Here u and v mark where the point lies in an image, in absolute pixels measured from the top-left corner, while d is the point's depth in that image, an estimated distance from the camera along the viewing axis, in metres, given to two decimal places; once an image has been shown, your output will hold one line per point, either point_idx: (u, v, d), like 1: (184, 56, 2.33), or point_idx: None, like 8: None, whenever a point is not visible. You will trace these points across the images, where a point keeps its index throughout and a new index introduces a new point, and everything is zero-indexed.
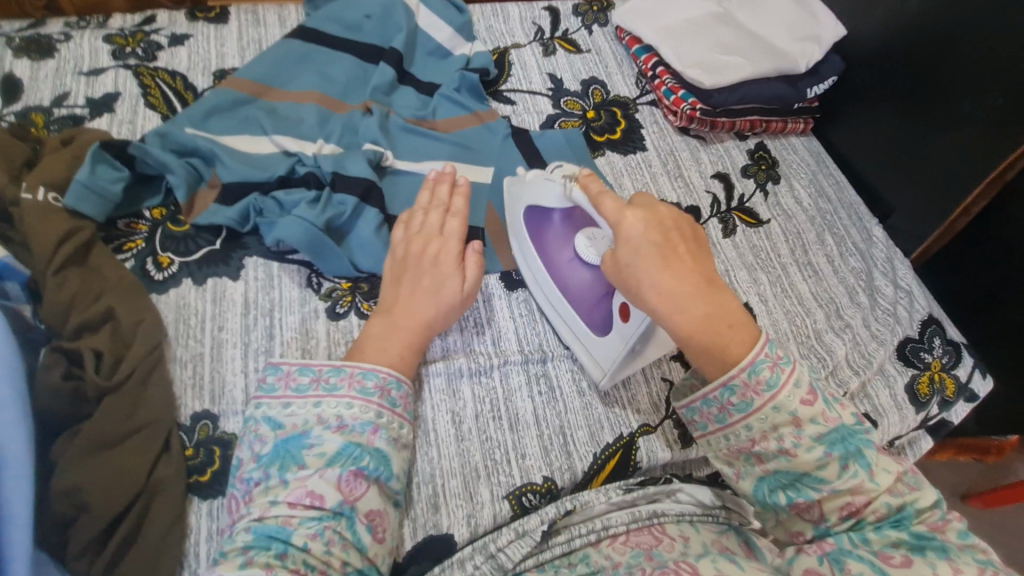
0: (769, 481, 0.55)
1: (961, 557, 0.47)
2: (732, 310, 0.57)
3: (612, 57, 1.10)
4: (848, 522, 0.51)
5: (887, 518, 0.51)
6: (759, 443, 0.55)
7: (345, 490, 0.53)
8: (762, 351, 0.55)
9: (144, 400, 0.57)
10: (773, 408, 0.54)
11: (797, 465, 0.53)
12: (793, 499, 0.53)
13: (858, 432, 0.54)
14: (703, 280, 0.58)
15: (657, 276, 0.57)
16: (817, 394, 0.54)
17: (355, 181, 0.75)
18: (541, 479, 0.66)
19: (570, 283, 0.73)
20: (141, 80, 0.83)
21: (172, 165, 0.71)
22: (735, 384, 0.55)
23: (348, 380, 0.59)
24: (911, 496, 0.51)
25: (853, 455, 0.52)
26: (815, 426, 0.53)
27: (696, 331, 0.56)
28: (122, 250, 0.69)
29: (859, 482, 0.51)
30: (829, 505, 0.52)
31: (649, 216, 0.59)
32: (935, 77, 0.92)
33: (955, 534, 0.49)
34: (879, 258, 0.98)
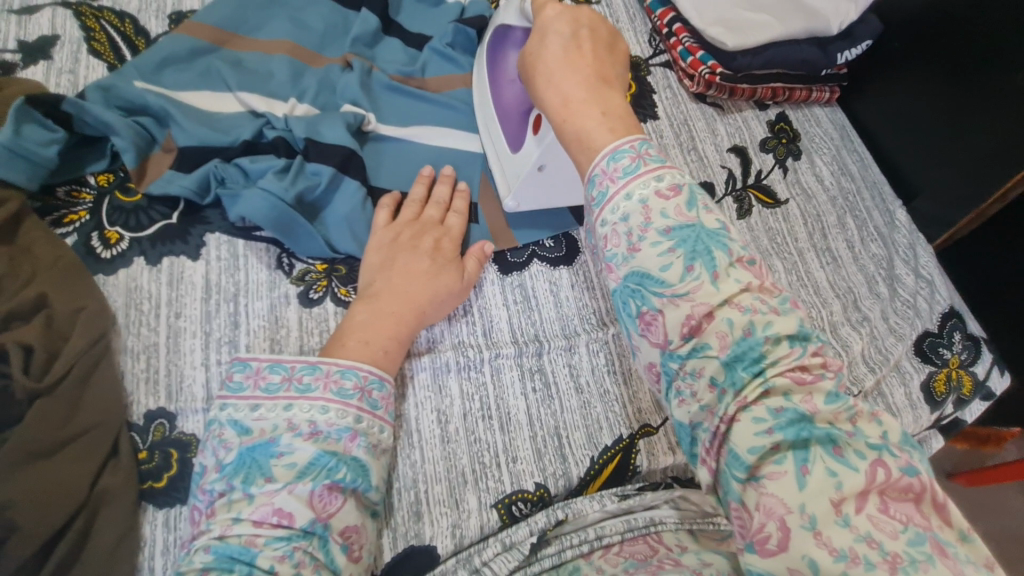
0: (621, 293, 0.46)
1: (849, 450, 0.38)
2: (614, 104, 0.52)
3: (624, 11, 0.99)
4: (690, 344, 0.42)
5: (734, 345, 0.41)
6: (609, 241, 0.46)
7: (319, 506, 0.47)
8: (630, 142, 0.48)
9: (85, 400, 0.50)
10: (625, 196, 0.46)
11: (641, 262, 0.44)
12: (639, 311, 0.44)
13: (720, 236, 0.45)
14: (596, 77, 0.54)
15: (552, 62, 0.56)
16: (681, 191, 0.46)
17: (332, 149, 0.66)
18: (533, 487, 0.61)
19: (503, 98, 0.71)
20: (83, 22, 0.71)
21: (116, 124, 0.61)
22: (596, 174, 0.48)
23: (323, 380, 0.53)
24: (767, 318, 0.42)
25: (701, 255, 0.43)
26: (664, 219, 0.45)
27: (570, 113, 0.53)
28: (62, 223, 0.61)
29: (699, 284, 0.42)
30: (671, 317, 0.43)
31: (566, 12, 0.58)
32: (985, 50, 0.82)
33: (823, 399, 0.40)
34: (902, 244, 0.91)
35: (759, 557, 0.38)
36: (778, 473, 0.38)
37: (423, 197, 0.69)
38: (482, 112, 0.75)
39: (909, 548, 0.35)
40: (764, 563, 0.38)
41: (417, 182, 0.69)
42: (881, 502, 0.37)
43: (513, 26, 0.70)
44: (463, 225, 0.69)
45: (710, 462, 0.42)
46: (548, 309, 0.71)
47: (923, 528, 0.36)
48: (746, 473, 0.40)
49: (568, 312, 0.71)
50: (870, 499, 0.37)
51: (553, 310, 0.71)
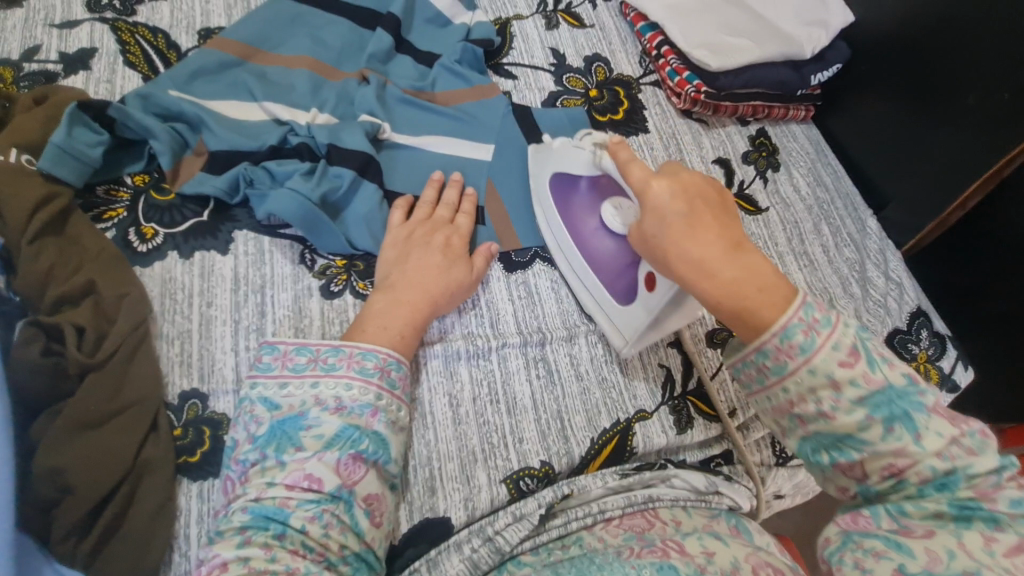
0: (811, 441, 0.50)
1: (1012, 529, 0.41)
2: (764, 275, 0.52)
3: (616, 34, 1.07)
4: (890, 482, 0.46)
5: (934, 479, 0.45)
6: (798, 405, 0.49)
7: (344, 474, 0.52)
8: (797, 314, 0.49)
9: (129, 378, 0.55)
10: (809, 371, 0.48)
11: (837, 428, 0.47)
12: (836, 459, 0.48)
13: (911, 393, 0.47)
14: (732, 244, 0.53)
15: (684, 244, 0.54)
16: (860, 354, 0.47)
17: (352, 154, 0.72)
18: (539, 464, 0.65)
19: (596, 252, 0.73)
20: (119, 36, 0.77)
21: (155, 129, 0.67)
22: (768, 349, 0.49)
23: (347, 360, 0.57)
24: (966, 461, 0.45)
25: (899, 418, 0.46)
26: (857, 389, 0.47)
27: (725, 296, 0.52)
28: (102, 219, 0.65)
29: (903, 446, 0.45)
30: (871, 465, 0.47)
31: (673, 184, 0.56)
32: (943, 70, 0.91)
33: (1008, 504, 0.42)
34: (873, 249, 0.98)
35: (901, 537, 0.43)
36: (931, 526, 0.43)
37: (434, 199, 0.75)
38: (546, 222, 0.79)
39: None
40: (903, 539, 0.43)
41: (428, 185, 0.75)
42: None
43: (580, 177, 0.75)
44: (471, 225, 0.74)
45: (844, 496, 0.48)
46: (550, 304, 0.77)
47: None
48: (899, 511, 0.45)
49: (569, 308, 0.77)
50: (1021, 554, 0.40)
51: (554, 306, 0.77)
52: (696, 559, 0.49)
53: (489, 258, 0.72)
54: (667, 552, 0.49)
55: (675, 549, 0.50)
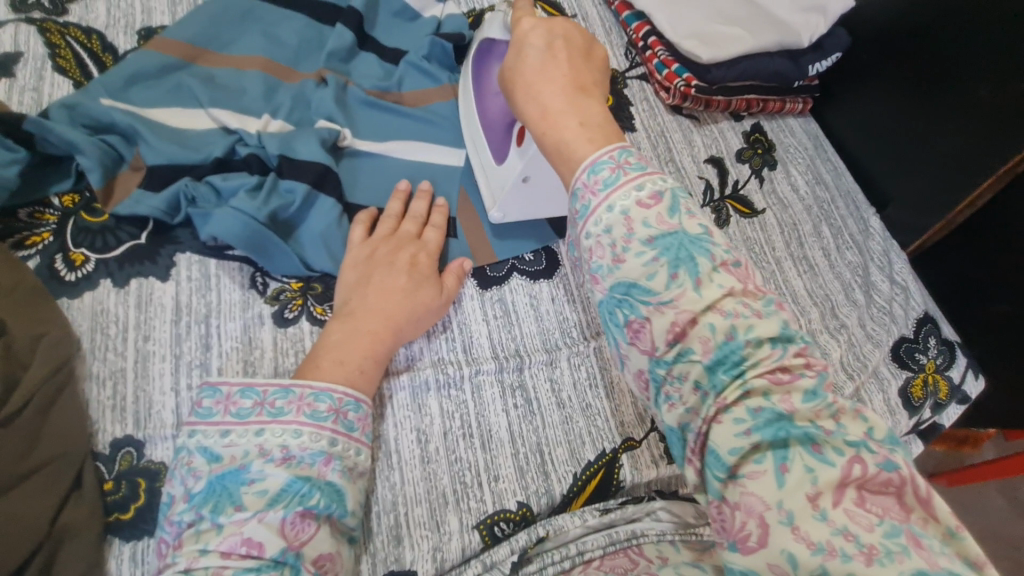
0: (607, 302, 0.45)
1: (828, 447, 0.38)
2: (592, 114, 0.51)
3: (600, 24, 1.00)
4: (676, 349, 0.42)
5: (716, 349, 0.41)
6: (594, 253, 0.46)
7: (291, 535, 0.46)
8: (609, 153, 0.48)
9: (45, 432, 0.48)
10: (607, 208, 0.45)
11: (625, 275, 0.44)
12: (627, 319, 0.44)
13: (704, 242, 0.45)
14: (573, 85, 0.53)
15: (531, 73, 0.54)
16: (661, 199, 0.45)
17: (306, 165, 0.65)
18: (516, 506, 0.60)
19: (487, 111, 0.71)
20: (47, 38, 0.70)
21: (81, 143, 0.60)
22: (577, 188, 0.48)
23: (297, 403, 0.51)
24: (750, 322, 0.42)
25: (684, 263, 0.43)
26: (647, 229, 0.44)
27: (549, 125, 0.52)
28: (25, 246, 0.59)
29: (682, 293, 0.42)
30: (657, 325, 0.43)
31: (539, 24, 0.56)
32: (952, 59, 0.84)
33: (802, 398, 0.40)
34: (876, 251, 0.92)
35: (741, 555, 0.38)
36: (758, 472, 0.38)
37: (400, 212, 0.68)
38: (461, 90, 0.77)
39: (885, 540, 0.35)
40: (744, 560, 0.38)
41: (393, 197, 0.69)
42: (857, 495, 0.37)
43: (496, 40, 0.70)
44: (440, 239, 0.68)
45: (695, 462, 0.42)
46: (528, 323, 0.70)
47: (900, 521, 0.36)
48: (726, 472, 0.39)
49: (550, 326, 0.71)
50: (847, 492, 0.37)
51: (533, 325, 0.71)
52: None
53: (461, 275, 0.66)
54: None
55: None
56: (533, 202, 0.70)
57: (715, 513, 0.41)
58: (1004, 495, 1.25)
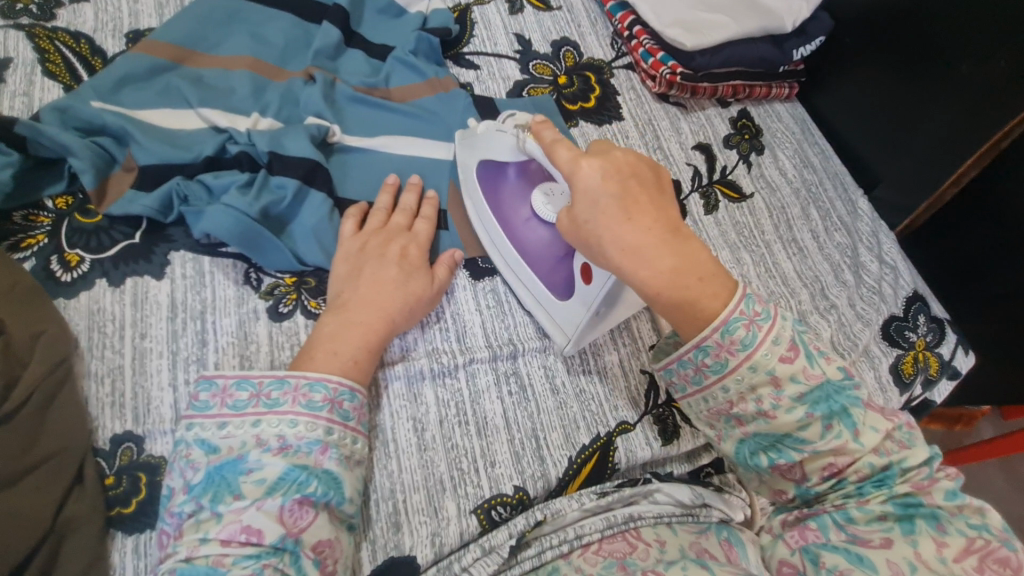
0: (751, 443, 0.53)
1: (952, 527, 0.44)
2: (703, 265, 0.51)
3: (585, 16, 1.01)
4: (830, 481, 0.50)
5: (869, 474, 0.49)
6: (738, 405, 0.52)
7: (289, 522, 0.47)
8: (738, 308, 0.50)
9: (47, 427, 0.49)
10: (750, 368, 0.50)
11: (777, 427, 0.50)
12: (775, 461, 0.51)
13: (845, 388, 0.50)
14: (667, 230, 0.51)
15: (617, 232, 0.51)
16: (799, 350, 0.50)
17: (296, 161, 0.66)
18: (513, 490, 0.61)
19: (529, 242, 0.69)
20: (36, 43, 0.70)
21: (72, 146, 0.61)
22: (709, 345, 0.51)
23: (292, 394, 0.52)
24: (899, 453, 0.49)
25: (837, 414, 0.49)
26: (796, 386, 0.49)
27: (665, 286, 0.51)
28: (20, 247, 0.60)
29: (842, 443, 0.49)
30: (811, 465, 0.50)
31: (605, 166, 0.52)
32: (934, 38, 0.85)
33: (943, 495, 0.47)
34: (864, 232, 0.93)
35: (861, 548, 0.45)
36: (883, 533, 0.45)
37: (390, 205, 0.69)
38: (475, 207, 0.73)
39: None
40: (866, 551, 0.44)
41: (383, 190, 0.69)
42: (979, 563, 0.42)
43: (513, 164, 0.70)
44: (430, 231, 0.69)
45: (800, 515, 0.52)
46: (520, 312, 0.71)
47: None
48: (846, 517, 0.48)
49: None
50: (969, 557, 0.43)
51: (525, 315, 0.72)
52: None
53: (453, 265, 0.67)
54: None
55: None
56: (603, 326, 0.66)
57: (808, 535, 0.49)
58: (1004, 475, 1.27)
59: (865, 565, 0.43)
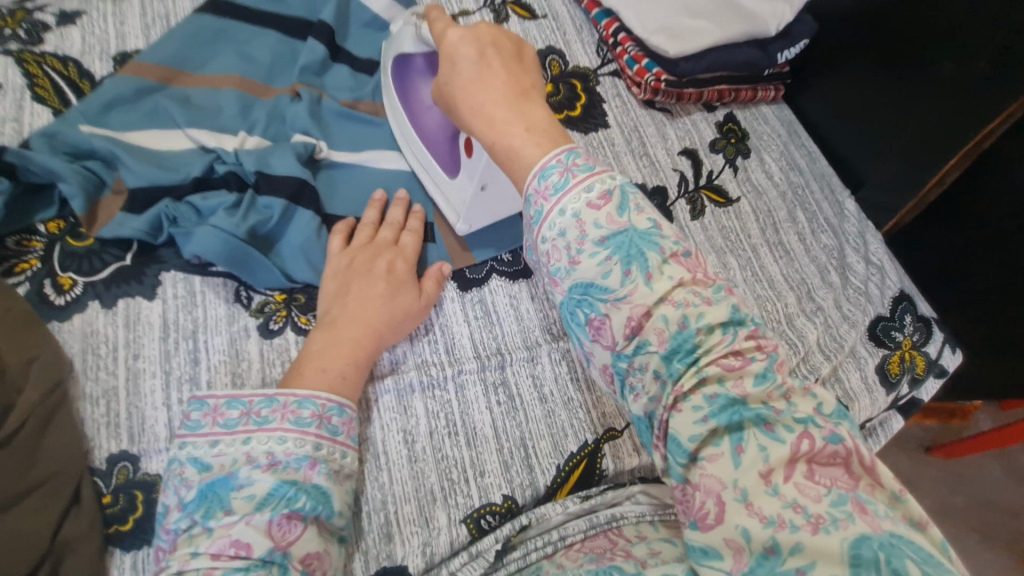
0: (569, 302, 0.48)
1: (779, 425, 0.40)
2: (535, 119, 0.53)
3: (570, 23, 1.01)
4: (633, 343, 0.45)
5: (671, 339, 0.44)
6: (552, 257, 0.48)
7: (277, 535, 0.47)
8: (556, 158, 0.50)
9: (41, 451, 0.50)
10: (559, 212, 0.48)
11: (581, 274, 0.46)
12: (588, 317, 0.46)
13: (653, 236, 0.47)
14: (513, 90, 0.54)
15: (467, 88, 0.54)
16: (610, 198, 0.47)
17: (283, 180, 0.67)
18: (501, 499, 0.62)
19: (427, 125, 0.72)
20: (25, 68, 0.71)
21: (62, 171, 0.62)
22: (530, 194, 0.50)
23: (281, 412, 0.53)
24: (700, 309, 0.44)
25: (635, 258, 0.45)
26: (598, 229, 0.46)
27: (497, 134, 0.53)
28: (14, 273, 0.61)
29: (634, 288, 0.45)
30: (614, 320, 0.45)
31: (467, 33, 0.56)
32: (917, 40, 0.85)
33: (753, 381, 0.42)
34: (851, 233, 0.94)
35: (702, 532, 0.40)
36: (716, 455, 0.40)
37: (377, 220, 0.70)
38: (388, 99, 0.77)
39: (832, 509, 0.37)
40: (704, 538, 0.40)
41: (370, 206, 0.71)
42: (807, 468, 0.39)
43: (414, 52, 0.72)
44: (417, 244, 0.69)
45: (661, 449, 0.44)
46: (509, 322, 0.72)
47: (847, 490, 0.38)
48: (687, 457, 0.41)
49: (529, 324, 0.73)
50: (798, 467, 0.39)
51: (514, 324, 0.73)
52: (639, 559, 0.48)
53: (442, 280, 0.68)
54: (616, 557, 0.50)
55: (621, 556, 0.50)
56: (493, 206, 0.72)
57: (680, 497, 0.42)
58: (1000, 465, 1.27)
59: (711, 559, 0.39)
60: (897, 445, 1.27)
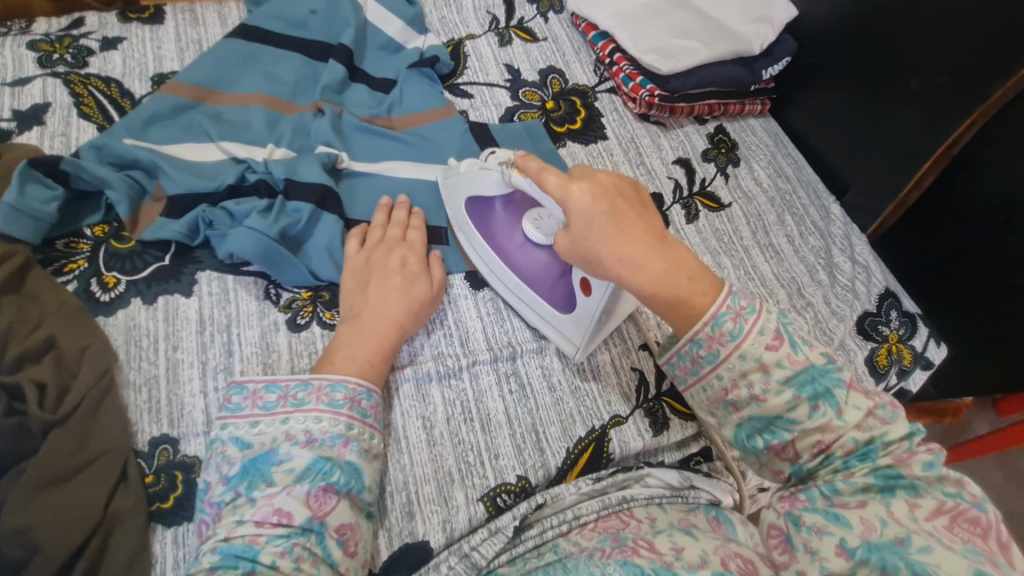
0: (746, 427, 0.54)
1: (929, 495, 0.46)
2: (689, 266, 0.56)
3: (569, 45, 1.09)
4: (819, 456, 0.51)
5: (857, 450, 0.49)
6: (731, 391, 0.54)
7: (315, 506, 0.52)
8: (725, 304, 0.54)
9: (95, 430, 0.55)
10: (739, 356, 0.53)
11: (768, 410, 0.52)
12: (769, 442, 0.53)
13: (829, 371, 0.53)
14: (658, 239, 0.57)
15: (614, 247, 0.55)
16: (782, 338, 0.53)
17: (309, 187, 0.73)
18: (516, 479, 0.66)
19: (525, 266, 0.74)
20: (72, 89, 0.78)
21: (109, 179, 0.67)
22: (701, 338, 0.54)
23: (316, 394, 0.58)
24: (881, 429, 0.50)
25: (822, 394, 0.51)
26: (782, 370, 0.52)
27: (661, 286, 0.55)
28: (63, 272, 0.66)
29: (827, 421, 0.50)
30: (801, 443, 0.51)
31: (595, 189, 0.57)
32: (886, 55, 0.93)
33: (921, 467, 0.47)
34: (837, 235, 1.00)
35: (840, 510, 0.47)
36: (866, 500, 0.47)
37: (384, 222, 0.75)
38: (470, 243, 0.78)
39: (966, 553, 0.42)
40: (840, 510, 0.47)
41: (377, 210, 0.76)
42: (949, 522, 0.44)
43: (495, 197, 0.74)
44: (423, 239, 0.75)
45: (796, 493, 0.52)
46: (518, 317, 0.77)
47: (981, 547, 0.42)
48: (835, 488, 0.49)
49: None
50: (941, 517, 0.44)
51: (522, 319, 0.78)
52: (664, 557, 0.49)
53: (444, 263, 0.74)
54: (637, 551, 0.50)
55: (645, 548, 0.51)
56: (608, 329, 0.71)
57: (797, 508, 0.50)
58: (1001, 469, 1.31)
59: (841, 523, 0.46)
60: None
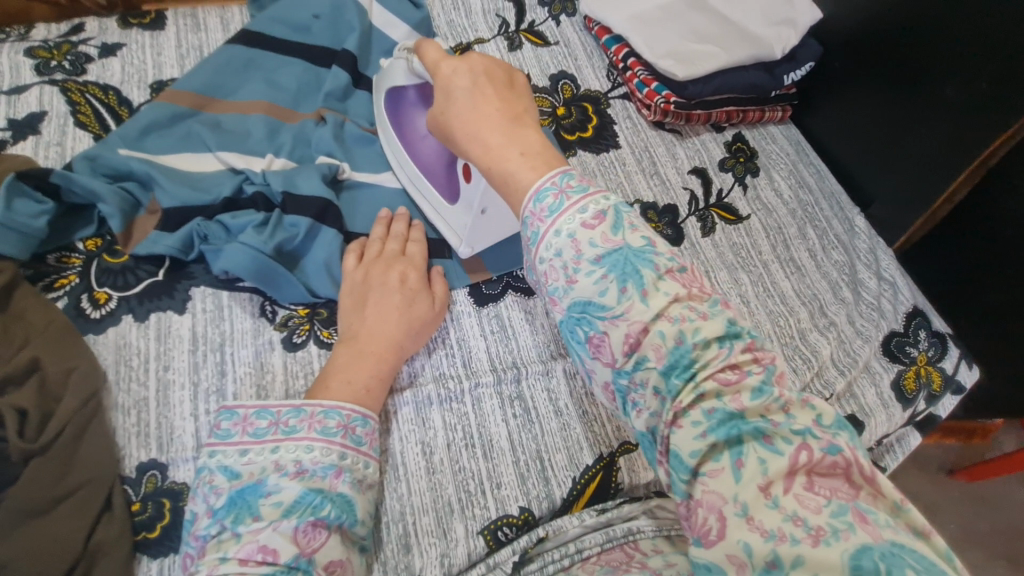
0: (567, 322, 0.46)
1: (778, 438, 0.38)
2: (529, 142, 0.52)
3: (582, 49, 1.05)
4: (633, 359, 0.43)
5: (669, 355, 0.42)
6: (550, 277, 0.47)
7: (303, 542, 0.48)
8: (551, 180, 0.49)
9: (77, 457, 0.53)
10: (555, 233, 0.46)
11: (579, 293, 0.45)
12: (587, 335, 0.45)
13: (648, 253, 0.45)
14: (507, 117, 0.54)
15: (461, 119, 0.55)
16: (605, 217, 0.46)
17: (308, 201, 0.70)
18: (518, 511, 0.63)
19: (424, 156, 0.74)
20: (68, 96, 0.76)
21: (101, 192, 0.65)
22: (527, 217, 0.49)
23: (308, 421, 0.55)
24: (696, 324, 0.42)
25: (630, 276, 0.44)
26: (593, 248, 0.45)
27: (493, 159, 0.52)
28: (53, 287, 0.64)
29: (631, 304, 0.43)
30: (614, 339, 0.43)
31: (460, 65, 0.57)
32: (915, 63, 0.88)
33: (751, 395, 0.40)
34: (862, 249, 0.95)
35: (704, 550, 0.37)
36: (716, 471, 0.38)
37: (384, 235, 0.72)
38: (384, 132, 0.79)
39: (832, 520, 0.35)
40: (708, 554, 0.37)
41: (377, 223, 0.73)
42: (807, 480, 0.37)
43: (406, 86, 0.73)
44: (424, 253, 0.72)
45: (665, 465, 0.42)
46: (524, 336, 0.74)
47: (847, 499, 0.36)
48: (690, 473, 0.39)
49: (544, 339, 0.74)
50: (796, 478, 0.37)
51: (529, 336, 0.74)
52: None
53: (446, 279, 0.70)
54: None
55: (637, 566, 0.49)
56: (495, 229, 0.74)
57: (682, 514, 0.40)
58: None
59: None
60: (917, 467, 1.23)
